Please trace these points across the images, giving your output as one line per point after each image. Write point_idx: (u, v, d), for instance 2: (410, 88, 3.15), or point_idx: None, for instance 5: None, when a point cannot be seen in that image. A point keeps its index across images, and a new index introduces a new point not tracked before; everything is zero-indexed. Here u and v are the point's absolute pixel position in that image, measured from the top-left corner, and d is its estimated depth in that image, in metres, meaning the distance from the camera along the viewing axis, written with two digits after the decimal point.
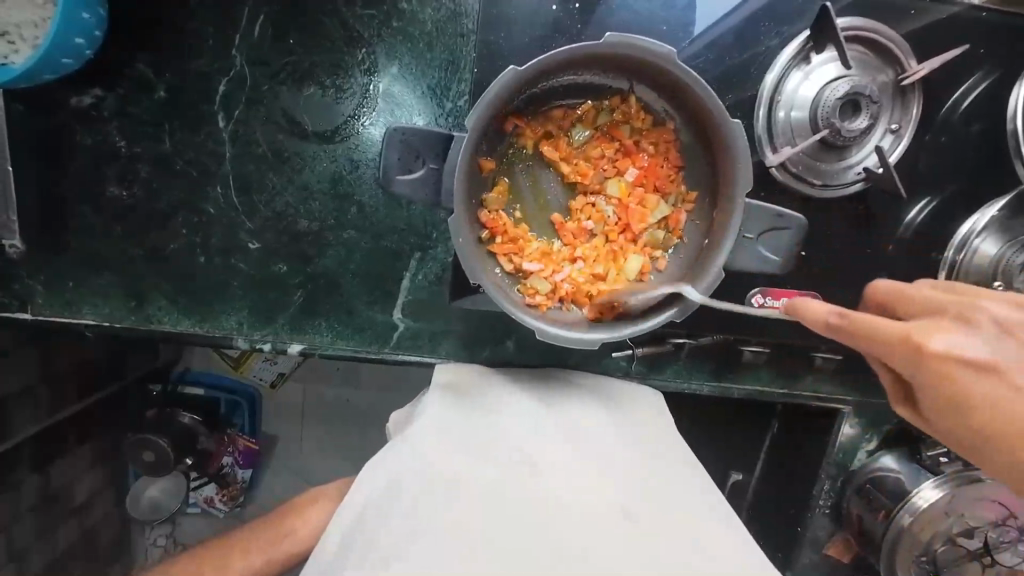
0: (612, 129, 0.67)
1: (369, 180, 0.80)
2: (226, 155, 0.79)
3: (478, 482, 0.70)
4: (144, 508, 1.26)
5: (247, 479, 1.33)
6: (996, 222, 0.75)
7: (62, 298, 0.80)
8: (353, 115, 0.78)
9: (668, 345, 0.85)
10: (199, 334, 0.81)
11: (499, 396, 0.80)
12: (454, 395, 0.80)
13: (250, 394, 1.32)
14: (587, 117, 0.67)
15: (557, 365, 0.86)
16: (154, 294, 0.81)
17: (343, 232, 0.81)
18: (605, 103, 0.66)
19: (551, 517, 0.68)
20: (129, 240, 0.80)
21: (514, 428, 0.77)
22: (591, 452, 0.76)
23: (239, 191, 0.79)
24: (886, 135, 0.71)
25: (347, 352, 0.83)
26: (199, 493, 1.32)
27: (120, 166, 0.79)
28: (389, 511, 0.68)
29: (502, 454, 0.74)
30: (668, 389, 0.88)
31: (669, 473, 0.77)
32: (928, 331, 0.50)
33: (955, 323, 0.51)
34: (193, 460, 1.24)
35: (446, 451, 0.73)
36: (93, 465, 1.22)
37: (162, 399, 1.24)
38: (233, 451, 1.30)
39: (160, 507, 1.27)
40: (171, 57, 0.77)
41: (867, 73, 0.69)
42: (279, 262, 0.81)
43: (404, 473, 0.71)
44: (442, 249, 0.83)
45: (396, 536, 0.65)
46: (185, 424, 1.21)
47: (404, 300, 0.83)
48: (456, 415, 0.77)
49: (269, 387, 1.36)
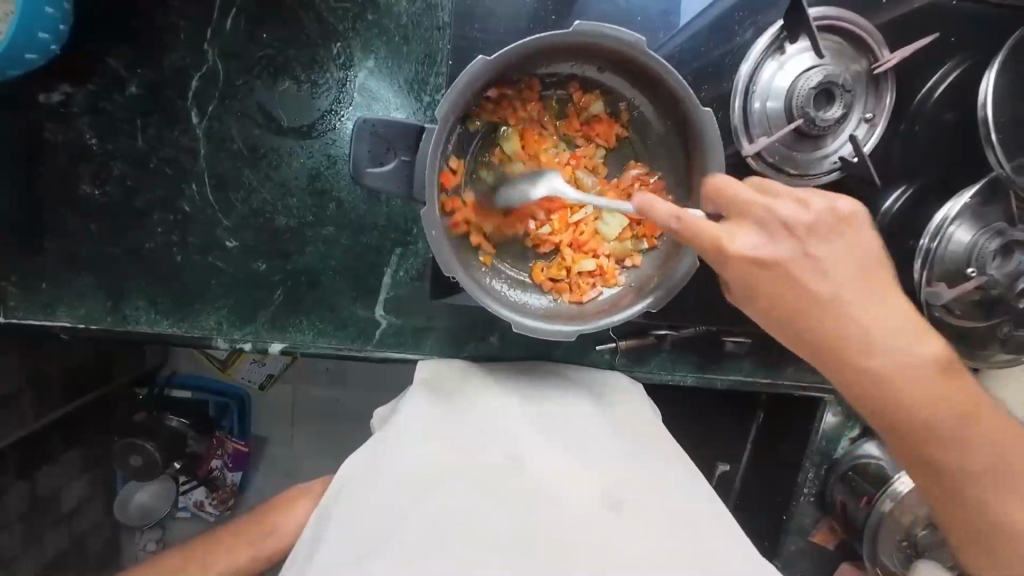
0: (575, 112, 0.67)
1: (347, 175, 0.79)
2: (202, 152, 0.77)
3: (462, 479, 0.71)
4: (133, 513, 1.25)
5: (238, 480, 1.33)
6: (968, 209, 0.74)
7: (37, 300, 0.79)
8: (329, 110, 0.77)
9: (651, 337, 0.86)
10: (178, 335, 0.81)
11: (485, 392, 0.80)
12: (435, 394, 0.78)
13: (239, 395, 1.31)
14: (551, 99, 0.66)
15: (544, 361, 0.86)
16: (132, 295, 0.80)
17: (322, 229, 0.81)
18: (565, 85, 0.66)
19: (532, 507, 0.70)
20: (104, 240, 0.79)
21: (501, 422, 0.77)
22: (576, 444, 0.76)
23: (216, 189, 0.78)
24: (861, 124, 0.72)
25: (329, 349, 0.83)
26: (189, 497, 1.31)
27: (93, 164, 0.77)
28: (368, 511, 0.68)
29: (485, 452, 0.74)
30: (653, 381, 0.89)
31: (659, 470, 0.76)
32: (733, 235, 0.57)
33: (748, 227, 0.57)
34: (181, 464, 1.24)
35: (432, 442, 0.74)
36: (81, 471, 1.20)
37: (151, 402, 1.23)
38: (222, 455, 1.30)
39: (149, 511, 1.26)
40: (142, 52, 0.75)
41: (842, 62, 0.69)
42: (258, 260, 0.81)
43: (387, 474, 0.71)
44: (424, 244, 0.82)
45: (379, 529, 0.66)
46: (173, 429, 1.18)
47: (385, 299, 0.83)
48: (440, 411, 0.77)
49: (258, 388, 1.34)
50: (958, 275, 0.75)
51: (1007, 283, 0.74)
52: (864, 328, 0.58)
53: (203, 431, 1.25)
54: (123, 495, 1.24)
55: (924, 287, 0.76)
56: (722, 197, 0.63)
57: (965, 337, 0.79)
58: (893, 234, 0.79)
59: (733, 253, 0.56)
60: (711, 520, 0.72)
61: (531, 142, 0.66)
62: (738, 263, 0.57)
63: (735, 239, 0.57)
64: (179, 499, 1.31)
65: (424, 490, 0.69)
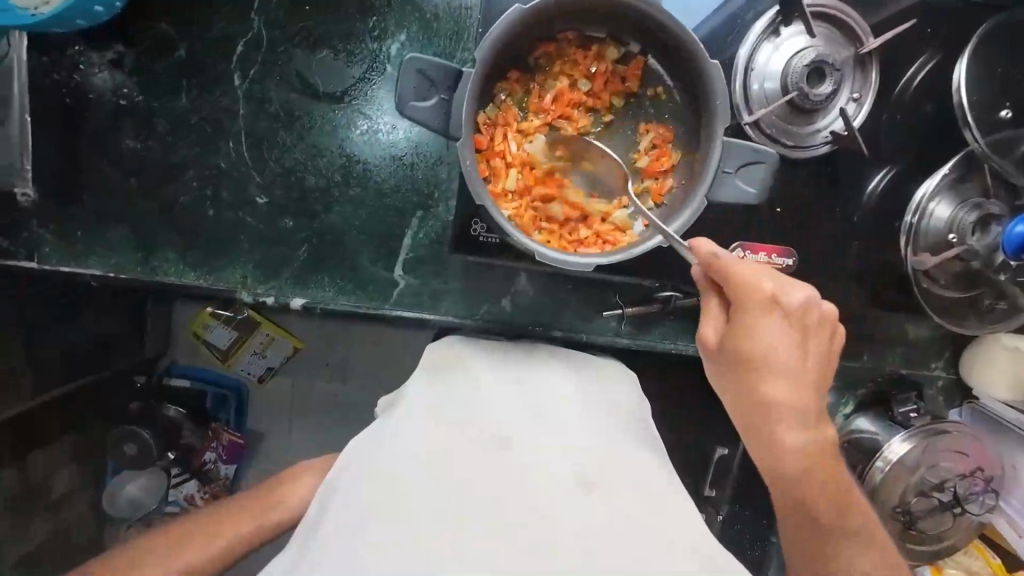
0: (583, 68, 0.72)
1: (376, 139, 0.85)
2: (241, 112, 0.83)
3: (475, 455, 0.65)
4: (122, 506, 1.23)
5: (231, 474, 1.36)
6: (947, 185, 0.82)
7: (70, 248, 0.82)
8: (362, 78, 0.83)
9: (657, 303, 0.91)
10: (205, 286, 0.85)
11: (482, 366, 0.79)
12: (436, 371, 0.78)
13: (237, 388, 1.38)
14: (563, 56, 0.71)
15: (542, 347, 0.88)
16: (162, 247, 0.84)
17: (349, 190, 0.86)
18: (576, 45, 0.72)
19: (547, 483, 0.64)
20: (141, 193, 0.83)
21: (502, 396, 0.75)
22: (581, 418, 0.74)
23: (252, 147, 0.83)
24: (849, 102, 0.79)
25: (348, 306, 0.87)
26: (180, 491, 1.30)
27: (136, 120, 0.82)
28: (377, 495, 0.61)
29: (495, 429, 0.69)
30: (655, 350, 0.94)
31: (678, 471, 0.71)
32: (763, 280, 0.66)
33: (762, 286, 0.66)
34: (176, 454, 1.31)
35: (439, 413, 0.70)
36: (73, 459, 1.18)
37: (148, 390, 1.29)
38: (217, 447, 1.34)
39: (137, 505, 1.24)
40: (192, 17, 0.81)
41: (831, 46, 0.77)
42: (286, 218, 0.85)
43: (395, 452, 0.65)
44: (444, 208, 0.87)
45: (387, 508, 0.60)
46: (170, 417, 1.30)
47: (405, 257, 0.88)
48: (443, 385, 0.76)
49: (257, 381, 1.40)
50: (941, 244, 0.82)
51: (987, 255, 0.80)
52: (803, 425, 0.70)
53: (199, 423, 1.34)
54: (112, 486, 1.23)
55: (911, 255, 0.84)
56: (727, 147, 0.65)
57: (949, 308, 0.85)
58: (879, 211, 0.86)
59: (750, 296, 0.65)
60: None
61: (543, 94, 0.71)
62: (756, 301, 0.65)
63: (765, 283, 0.66)
64: (169, 492, 1.30)
65: (435, 470, 0.63)
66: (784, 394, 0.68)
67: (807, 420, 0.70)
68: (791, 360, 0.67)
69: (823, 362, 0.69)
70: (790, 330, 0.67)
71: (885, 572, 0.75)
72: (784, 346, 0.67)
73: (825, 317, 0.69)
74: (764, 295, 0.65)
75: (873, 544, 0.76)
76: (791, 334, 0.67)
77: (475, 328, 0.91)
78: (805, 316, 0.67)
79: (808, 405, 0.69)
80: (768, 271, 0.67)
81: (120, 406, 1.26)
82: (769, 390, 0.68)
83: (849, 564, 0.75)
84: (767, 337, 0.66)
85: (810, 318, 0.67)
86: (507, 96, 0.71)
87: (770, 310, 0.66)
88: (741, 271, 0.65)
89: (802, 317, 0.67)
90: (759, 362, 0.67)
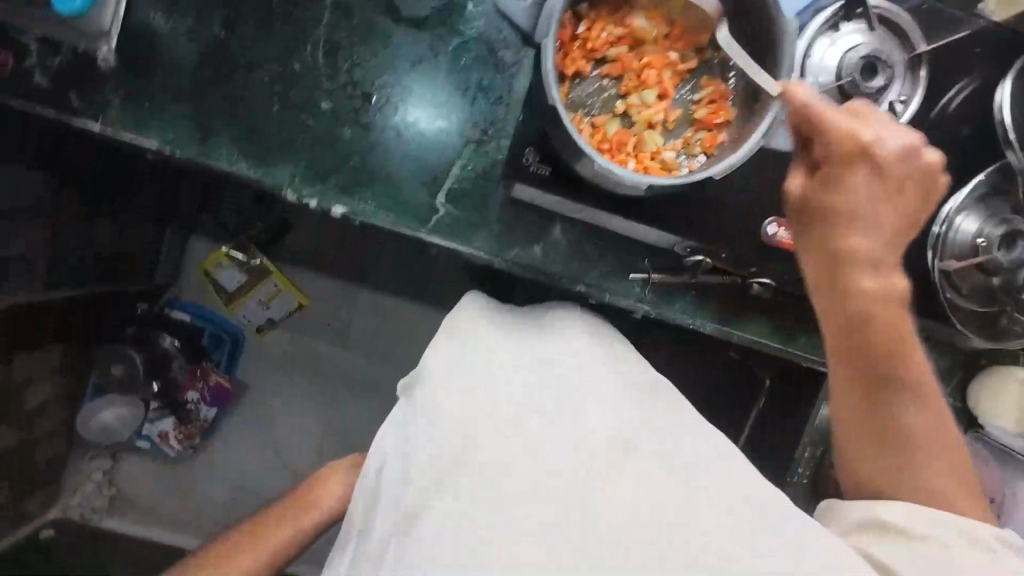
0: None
1: (445, 68, 0.90)
2: (325, 21, 0.87)
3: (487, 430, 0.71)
4: (100, 426, 1.68)
5: (207, 416, 1.82)
6: (976, 200, 0.85)
7: (135, 118, 0.85)
8: (443, 11, 0.89)
9: (684, 274, 0.92)
10: (253, 178, 0.87)
11: (497, 339, 0.86)
12: (456, 340, 0.87)
13: (235, 334, 1.84)
14: None
15: (553, 314, 0.93)
16: (222, 133, 0.87)
17: (410, 110, 0.89)
18: None
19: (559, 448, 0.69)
20: (213, 78, 0.87)
21: (514, 370, 0.81)
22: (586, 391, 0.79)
23: (327, 54, 0.88)
24: (897, 102, 0.83)
25: (387, 221, 0.89)
26: (157, 427, 1.79)
27: (225, 11, 0.87)
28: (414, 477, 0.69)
29: (502, 415, 0.72)
30: (675, 323, 0.94)
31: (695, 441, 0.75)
32: (860, 125, 0.68)
33: (865, 137, 0.68)
34: (161, 381, 1.79)
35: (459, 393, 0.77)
36: (55, 372, 1.55)
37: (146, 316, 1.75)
38: (203, 386, 1.80)
39: (113, 431, 1.71)
40: None
41: (885, 47, 0.82)
42: (344, 126, 0.89)
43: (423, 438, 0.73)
44: (496, 144, 0.91)
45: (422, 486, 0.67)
46: (166, 347, 1.77)
47: (449, 185, 0.90)
48: (462, 360, 0.83)
49: (256, 331, 1.87)
50: (967, 254, 0.85)
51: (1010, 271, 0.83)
52: (876, 275, 0.71)
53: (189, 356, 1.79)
54: (93, 409, 1.67)
55: (937, 262, 0.85)
56: None
57: (967, 319, 0.86)
58: None
59: (845, 136, 0.68)
60: (769, 518, 0.66)
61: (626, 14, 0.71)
62: (845, 142, 0.68)
63: (864, 131, 0.68)
64: (144, 426, 1.79)
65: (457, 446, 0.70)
66: (860, 243, 0.70)
67: (885, 270, 0.72)
68: (876, 208, 0.70)
69: (912, 200, 0.71)
70: (881, 177, 0.69)
71: (945, 458, 0.73)
72: (871, 194, 0.69)
73: (923, 163, 0.71)
74: (861, 143, 0.68)
75: (942, 427, 0.74)
76: (882, 173, 0.69)
77: (503, 268, 0.92)
78: (900, 162, 0.69)
79: (885, 253, 0.71)
80: (861, 112, 0.71)
81: (113, 329, 1.71)
82: (852, 241, 0.70)
83: (912, 446, 0.72)
84: (857, 186, 0.69)
85: (906, 164, 0.70)
86: (595, 8, 0.70)
87: (867, 157, 0.68)
88: (836, 121, 0.67)
89: (895, 164, 0.69)
90: (843, 212, 0.70)
